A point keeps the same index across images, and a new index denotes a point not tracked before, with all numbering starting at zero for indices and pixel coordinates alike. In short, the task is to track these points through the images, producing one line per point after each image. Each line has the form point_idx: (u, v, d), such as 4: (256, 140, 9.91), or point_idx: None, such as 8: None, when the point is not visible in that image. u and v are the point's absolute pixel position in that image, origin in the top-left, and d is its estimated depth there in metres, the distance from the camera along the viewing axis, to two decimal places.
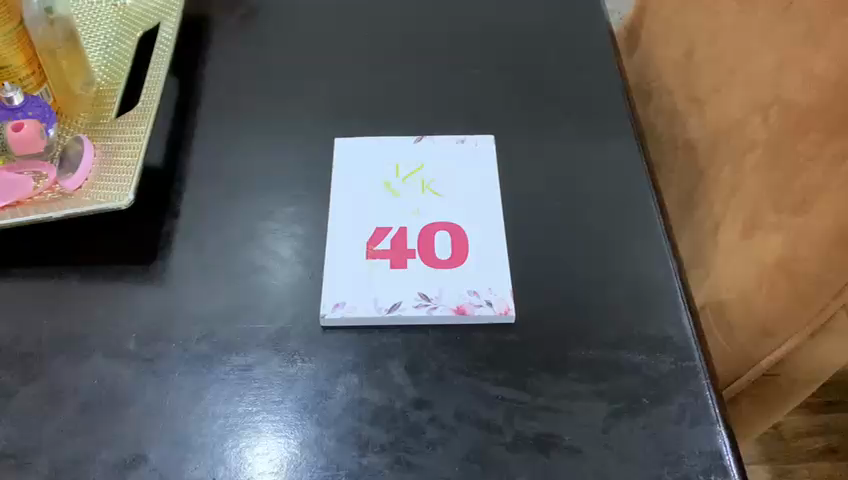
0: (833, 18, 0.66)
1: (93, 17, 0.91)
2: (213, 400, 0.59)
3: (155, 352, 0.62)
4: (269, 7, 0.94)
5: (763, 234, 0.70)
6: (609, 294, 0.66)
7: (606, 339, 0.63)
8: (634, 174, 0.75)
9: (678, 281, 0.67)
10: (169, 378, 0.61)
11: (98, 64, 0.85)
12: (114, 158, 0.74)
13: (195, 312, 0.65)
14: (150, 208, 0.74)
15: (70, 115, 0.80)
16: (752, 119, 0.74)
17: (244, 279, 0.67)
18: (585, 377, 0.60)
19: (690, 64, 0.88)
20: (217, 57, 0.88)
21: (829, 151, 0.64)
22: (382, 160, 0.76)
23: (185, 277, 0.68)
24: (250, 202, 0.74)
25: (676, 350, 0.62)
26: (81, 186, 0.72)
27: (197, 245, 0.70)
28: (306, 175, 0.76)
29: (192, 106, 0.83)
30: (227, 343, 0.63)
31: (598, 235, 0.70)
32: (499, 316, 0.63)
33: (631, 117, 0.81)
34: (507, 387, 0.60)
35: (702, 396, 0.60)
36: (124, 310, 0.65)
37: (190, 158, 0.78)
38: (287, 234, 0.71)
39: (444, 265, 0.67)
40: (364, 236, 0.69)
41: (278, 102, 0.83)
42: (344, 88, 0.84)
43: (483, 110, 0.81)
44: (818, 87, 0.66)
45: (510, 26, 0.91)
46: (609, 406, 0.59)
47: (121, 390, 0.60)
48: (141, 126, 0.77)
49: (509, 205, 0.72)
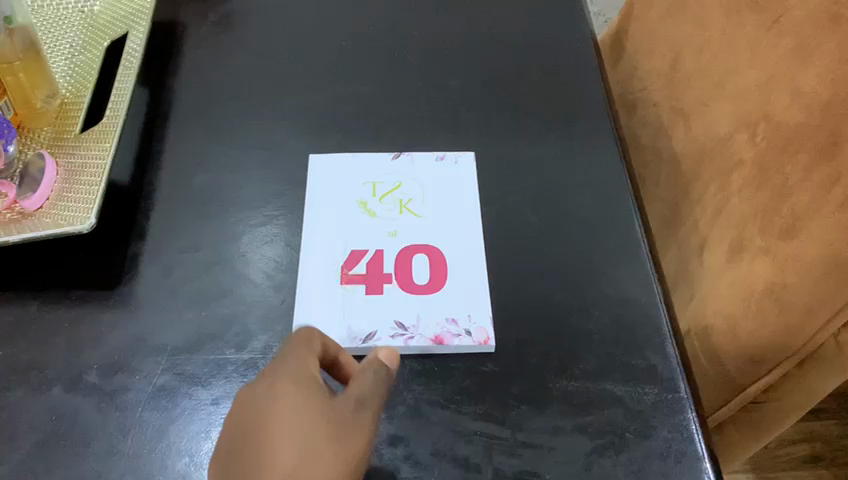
0: (825, 34, 0.64)
1: (57, 25, 0.87)
2: (176, 435, 0.57)
3: (116, 385, 0.59)
4: (244, 14, 0.91)
5: (749, 259, 0.68)
6: (593, 322, 0.64)
7: (589, 370, 0.61)
8: (618, 194, 0.73)
9: (664, 308, 0.65)
10: (131, 413, 0.58)
11: (63, 75, 0.82)
12: (77, 177, 0.71)
13: (160, 342, 0.62)
14: (115, 229, 0.70)
15: (32, 129, 0.76)
16: (739, 137, 0.73)
17: (212, 305, 0.64)
18: (567, 411, 0.58)
19: (675, 77, 0.86)
20: (189, 66, 0.85)
21: (818, 174, 0.62)
22: (357, 179, 0.73)
23: (151, 302, 0.65)
24: (220, 222, 0.71)
25: (660, 381, 0.60)
26: (41, 207, 0.69)
27: (164, 268, 0.67)
28: (280, 193, 0.73)
29: (162, 119, 0.80)
30: (193, 375, 0.60)
31: (582, 259, 0.68)
32: (478, 346, 0.61)
33: (615, 133, 0.78)
34: (487, 422, 0.57)
35: (687, 429, 0.58)
36: (87, 340, 0.62)
37: (158, 174, 0.75)
38: (258, 255, 0.68)
39: (422, 291, 0.65)
40: (339, 260, 0.67)
41: (251, 114, 0.80)
42: (322, 100, 0.81)
43: (465, 124, 0.79)
44: (807, 106, 0.65)
45: (492, 35, 0.89)
46: (592, 441, 0.57)
47: (81, 427, 0.57)
48: (107, 142, 0.73)
49: (489, 227, 0.70)
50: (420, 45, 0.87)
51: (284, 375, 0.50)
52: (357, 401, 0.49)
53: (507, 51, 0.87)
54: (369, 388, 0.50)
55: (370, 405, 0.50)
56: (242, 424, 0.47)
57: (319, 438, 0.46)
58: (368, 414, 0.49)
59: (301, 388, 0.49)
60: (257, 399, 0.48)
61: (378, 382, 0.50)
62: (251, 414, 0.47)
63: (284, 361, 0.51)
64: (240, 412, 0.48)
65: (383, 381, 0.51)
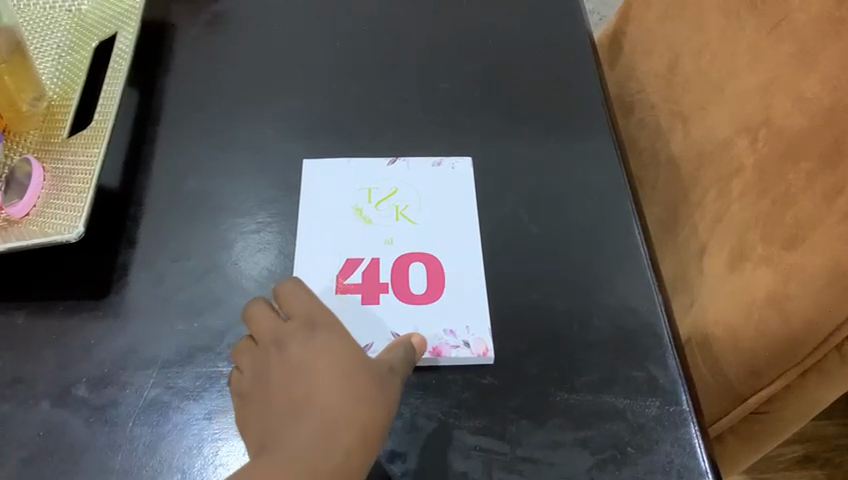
0: (828, 39, 0.63)
1: (44, 24, 0.85)
2: (168, 451, 0.55)
3: (106, 399, 0.58)
4: (235, 13, 0.89)
5: (751, 267, 0.67)
6: (593, 332, 0.63)
7: (590, 382, 0.60)
8: (618, 200, 0.72)
9: (665, 317, 0.64)
10: (121, 428, 0.56)
11: (50, 76, 0.80)
12: (65, 183, 0.69)
13: (150, 355, 0.60)
14: (104, 236, 0.69)
15: (19, 133, 0.75)
16: (739, 142, 0.72)
17: (203, 315, 0.63)
18: (568, 425, 0.57)
19: (674, 79, 0.85)
20: (179, 66, 0.84)
21: (822, 183, 0.61)
22: (353, 185, 0.72)
23: (140, 312, 0.63)
24: (212, 228, 0.69)
25: (661, 393, 0.59)
26: (28, 214, 0.67)
27: (154, 277, 0.65)
28: (273, 199, 0.71)
29: (151, 121, 0.78)
30: (185, 389, 0.58)
31: (582, 266, 0.67)
32: (477, 358, 0.60)
33: (614, 137, 0.77)
34: (486, 436, 0.56)
35: (689, 443, 0.57)
36: (75, 353, 0.60)
37: (148, 180, 0.73)
38: (251, 262, 0.67)
39: (419, 301, 0.64)
40: (333, 269, 0.65)
41: (243, 117, 0.78)
42: (314, 102, 0.80)
43: (461, 127, 0.77)
44: (810, 113, 0.64)
45: (488, 35, 0.87)
46: (593, 457, 0.56)
47: (70, 443, 0.56)
48: (95, 147, 0.71)
49: (487, 234, 0.69)
50: (415, 46, 0.86)
51: (325, 326, 0.51)
52: (388, 367, 0.52)
53: (504, 52, 0.85)
54: (395, 359, 0.53)
55: (398, 372, 0.52)
56: (288, 366, 0.48)
57: (366, 389, 0.48)
58: (398, 378, 0.52)
59: (344, 339, 0.50)
60: (302, 346, 0.49)
61: (404, 359, 0.54)
62: (296, 358, 0.48)
63: (321, 310, 0.52)
64: (283, 357, 0.49)
65: (406, 360, 0.54)
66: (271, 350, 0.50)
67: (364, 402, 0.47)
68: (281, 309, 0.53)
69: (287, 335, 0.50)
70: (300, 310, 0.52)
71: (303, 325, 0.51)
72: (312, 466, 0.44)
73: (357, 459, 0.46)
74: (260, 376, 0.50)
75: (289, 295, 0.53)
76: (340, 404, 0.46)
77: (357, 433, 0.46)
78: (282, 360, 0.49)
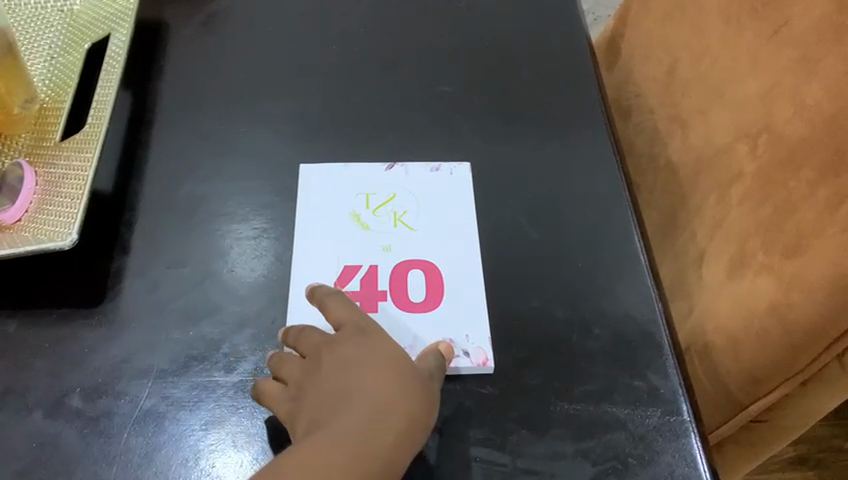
0: (829, 46, 0.62)
1: (36, 24, 0.84)
2: (164, 462, 0.55)
3: (100, 409, 0.57)
4: (229, 14, 0.88)
5: (751, 275, 0.66)
6: (593, 340, 0.62)
7: (591, 392, 0.59)
8: (617, 206, 0.71)
9: (665, 325, 0.64)
10: (116, 440, 0.56)
11: (42, 77, 0.79)
12: (57, 188, 0.68)
13: (145, 365, 0.59)
14: (97, 242, 0.68)
15: (10, 135, 0.74)
16: (739, 148, 0.71)
17: (199, 323, 0.62)
18: (568, 436, 0.57)
19: (672, 83, 0.84)
20: (173, 68, 0.82)
21: (823, 192, 0.60)
22: (350, 190, 0.71)
23: (135, 321, 0.62)
24: (208, 234, 0.68)
25: (662, 403, 0.59)
26: (20, 219, 0.66)
27: (149, 284, 0.64)
28: (269, 204, 0.70)
29: (146, 124, 0.77)
30: (181, 400, 0.58)
31: (582, 273, 0.66)
32: (476, 367, 0.60)
33: (613, 142, 0.77)
34: (487, 448, 0.56)
35: (689, 453, 0.56)
36: (69, 362, 0.59)
37: (142, 185, 0.72)
38: (248, 268, 0.66)
39: (418, 309, 0.63)
40: (331, 276, 0.65)
41: (238, 120, 0.77)
42: (311, 105, 0.79)
43: (459, 132, 0.77)
44: (811, 121, 0.63)
45: (485, 38, 0.86)
46: (594, 468, 0.55)
47: (63, 455, 0.55)
48: (88, 151, 0.70)
49: (486, 240, 0.68)
50: (411, 48, 0.85)
51: (373, 331, 0.56)
52: (429, 375, 0.56)
53: (502, 55, 0.85)
54: (431, 366, 0.57)
55: (436, 378, 0.56)
56: (337, 363, 0.54)
57: (406, 384, 0.53)
58: (437, 385, 0.56)
59: (385, 342, 0.55)
60: (348, 348, 0.55)
61: (437, 366, 0.57)
62: (346, 358, 0.54)
63: (365, 317, 0.57)
64: (331, 356, 0.55)
65: (441, 366, 0.58)
66: (322, 351, 0.55)
67: (405, 394, 0.52)
68: (327, 316, 0.59)
69: (337, 339, 0.56)
70: (347, 318, 0.57)
71: (346, 330, 0.56)
72: (362, 449, 0.49)
73: (397, 452, 0.50)
74: (309, 373, 0.55)
75: (332, 303, 0.59)
76: (383, 396, 0.52)
77: (399, 427, 0.51)
78: (332, 359, 0.55)
